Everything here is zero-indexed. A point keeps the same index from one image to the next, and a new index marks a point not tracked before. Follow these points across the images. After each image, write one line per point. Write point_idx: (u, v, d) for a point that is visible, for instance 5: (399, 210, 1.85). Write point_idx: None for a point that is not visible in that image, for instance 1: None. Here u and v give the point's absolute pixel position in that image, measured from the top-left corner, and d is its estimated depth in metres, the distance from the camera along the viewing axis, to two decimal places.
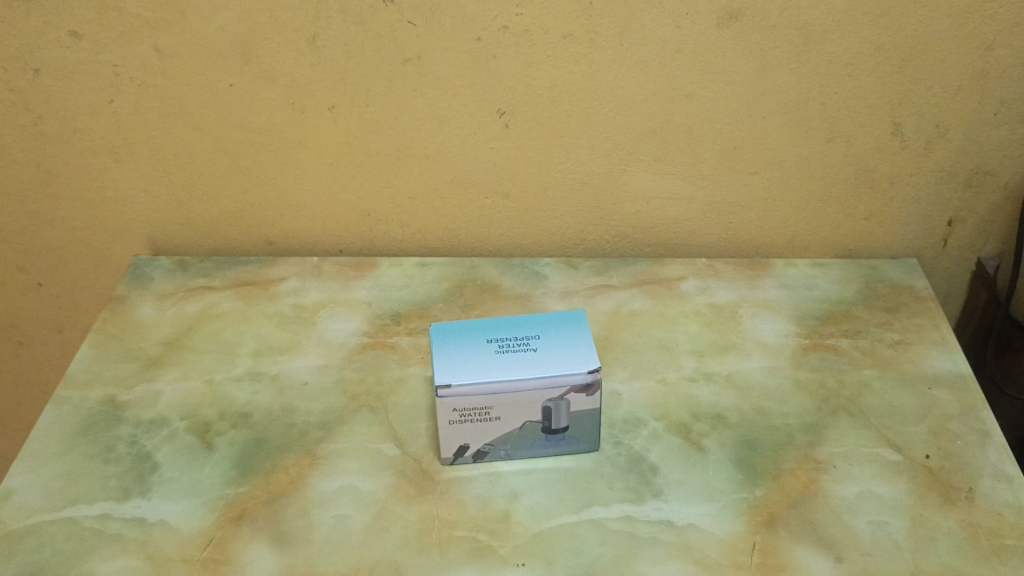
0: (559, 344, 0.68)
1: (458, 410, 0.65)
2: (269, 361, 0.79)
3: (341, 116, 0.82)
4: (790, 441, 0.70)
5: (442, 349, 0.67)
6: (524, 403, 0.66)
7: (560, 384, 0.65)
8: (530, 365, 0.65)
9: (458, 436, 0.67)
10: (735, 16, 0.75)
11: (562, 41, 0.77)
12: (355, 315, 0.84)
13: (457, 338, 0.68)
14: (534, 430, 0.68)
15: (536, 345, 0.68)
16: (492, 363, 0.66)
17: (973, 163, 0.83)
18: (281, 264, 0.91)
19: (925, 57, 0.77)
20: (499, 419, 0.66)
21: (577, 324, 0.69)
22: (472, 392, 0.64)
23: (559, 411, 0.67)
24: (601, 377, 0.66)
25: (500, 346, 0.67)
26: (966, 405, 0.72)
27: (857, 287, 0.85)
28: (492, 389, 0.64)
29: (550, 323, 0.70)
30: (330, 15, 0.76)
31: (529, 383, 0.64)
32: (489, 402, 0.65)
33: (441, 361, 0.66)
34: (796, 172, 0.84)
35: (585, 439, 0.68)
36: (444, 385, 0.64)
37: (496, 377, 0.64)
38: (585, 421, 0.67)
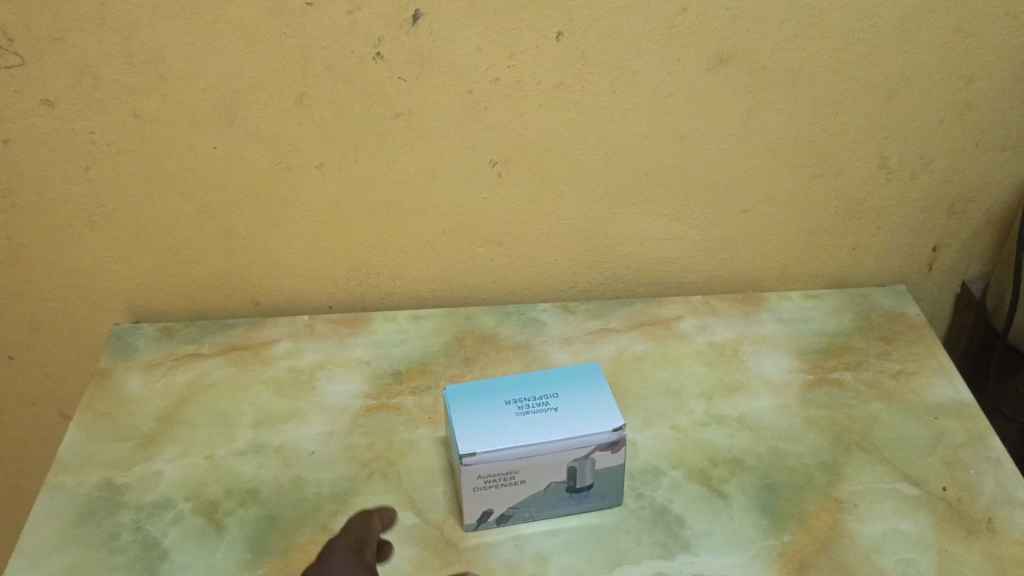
0: (579, 401, 0.67)
1: (483, 476, 0.64)
2: (271, 431, 0.76)
3: (330, 174, 0.80)
4: (810, 482, 0.70)
5: (461, 414, 0.65)
6: (549, 464, 0.64)
7: (585, 444, 0.64)
8: (553, 426, 0.64)
9: (481, 502, 0.65)
10: (725, 61, 0.75)
11: (554, 90, 0.76)
12: (354, 376, 0.82)
13: (473, 402, 0.67)
14: (559, 490, 0.66)
15: (556, 404, 0.66)
16: (513, 426, 0.64)
17: (956, 191, 0.85)
18: (271, 324, 0.88)
19: (910, 92, 0.78)
20: (524, 482, 0.65)
21: (594, 378, 0.69)
22: (496, 458, 0.63)
23: (584, 470, 0.66)
24: (625, 434, 0.65)
25: (519, 406, 0.66)
26: (972, 433, 0.74)
27: (852, 317, 0.87)
28: (517, 454, 0.63)
29: (566, 378, 0.69)
30: (317, 74, 0.74)
31: (555, 445, 0.63)
32: (515, 466, 0.64)
33: (461, 428, 0.64)
34: (786, 208, 0.85)
35: (608, 495, 0.68)
36: (467, 454, 0.62)
37: (520, 442, 0.63)
38: (610, 478, 0.67)
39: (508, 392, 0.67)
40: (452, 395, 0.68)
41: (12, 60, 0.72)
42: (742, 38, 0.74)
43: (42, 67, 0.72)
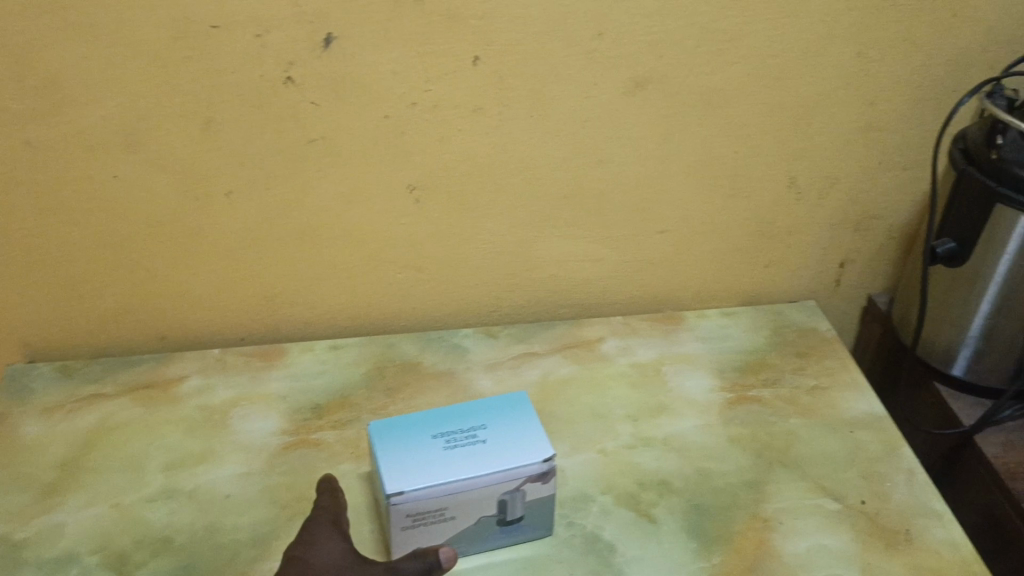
0: (507, 433, 0.65)
1: (411, 515, 0.61)
2: (183, 475, 0.72)
3: (240, 202, 0.77)
4: (736, 501, 0.71)
5: (388, 452, 0.63)
6: (479, 499, 0.63)
7: (516, 476, 0.63)
8: (483, 459, 0.62)
9: (410, 539, 0.63)
10: (642, 85, 0.76)
11: (472, 114, 0.75)
12: (271, 412, 0.78)
13: (398, 439, 0.64)
14: (489, 523, 0.65)
15: (484, 436, 0.65)
16: (441, 462, 0.62)
17: (862, 209, 0.88)
18: (180, 360, 0.84)
19: (817, 115, 0.80)
20: (453, 518, 0.63)
21: (522, 408, 0.67)
22: (425, 495, 0.60)
23: (514, 502, 0.64)
24: (556, 464, 0.64)
25: (445, 439, 0.64)
26: (887, 445, 0.76)
27: (767, 334, 0.89)
28: (447, 490, 0.61)
29: (493, 409, 0.67)
30: (225, 100, 0.71)
31: (485, 479, 0.61)
32: (445, 503, 0.62)
33: (386, 466, 0.62)
34: (702, 228, 0.87)
35: (539, 526, 0.67)
36: (395, 493, 0.59)
37: (449, 477, 0.61)
38: (541, 508, 0.66)
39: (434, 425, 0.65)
40: (375, 430, 0.65)
41: None
42: (657, 62, 0.75)
43: None
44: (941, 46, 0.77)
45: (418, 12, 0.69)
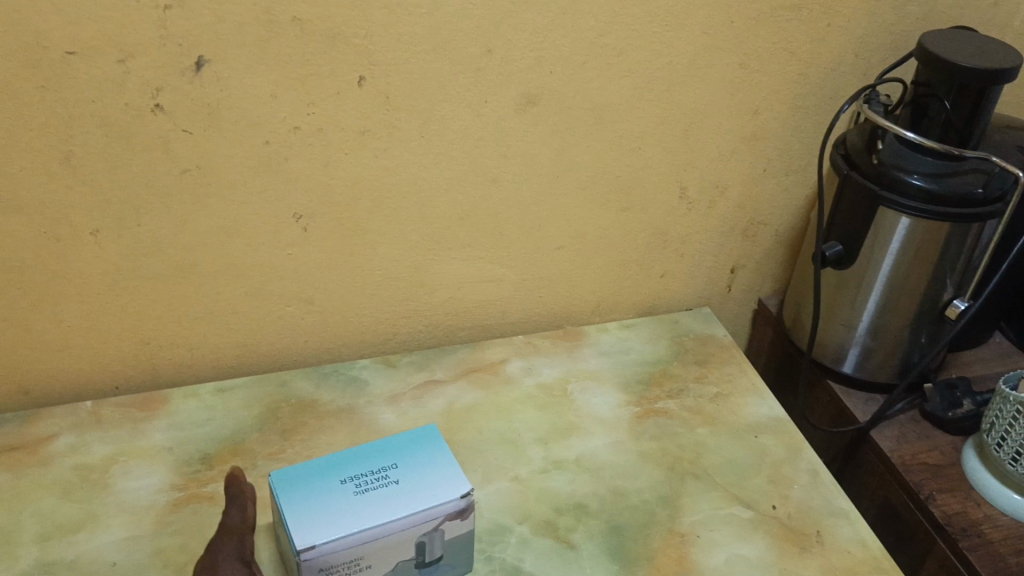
0: (421, 470, 0.62)
1: (324, 569, 0.57)
2: (60, 545, 0.65)
3: (109, 241, 0.71)
4: (652, 518, 0.70)
5: (294, 505, 0.58)
6: (396, 543, 0.59)
7: (434, 516, 0.60)
8: (397, 502, 0.59)
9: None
10: (532, 101, 0.74)
11: (360, 137, 0.72)
12: (157, 467, 0.72)
13: (303, 488, 0.60)
14: (408, 567, 0.62)
15: (396, 476, 0.61)
16: (353, 509, 0.58)
17: (749, 216, 0.90)
18: (48, 417, 0.76)
19: (705, 126, 0.81)
20: (369, 566, 0.59)
21: (433, 441, 0.64)
22: (339, 547, 0.56)
23: (434, 542, 0.61)
24: (474, 498, 0.61)
25: (354, 483, 0.60)
26: (790, 447, 0.78)
27: (666, 344, 0.89)
28: (362, 537, 0.57)
29: (402, 446, 0.64)
30: (86, 131, 0.65)
31: (402, 522, 0.58)
32: (360, 553, 0.58)
33: (293, 520, 0.57)
34: (597, 243, 0.86)
35: (461, 564, 0.64)
36: (307, 548, 0.55)
37: (363, 524, 0.57)
38: (460, 545, 0.63)
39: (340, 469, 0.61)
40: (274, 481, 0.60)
41: None
42: (547, 79, 0.73)
43: None
44: (818, 55, 0.79)
45: (297, 32, 0.65)
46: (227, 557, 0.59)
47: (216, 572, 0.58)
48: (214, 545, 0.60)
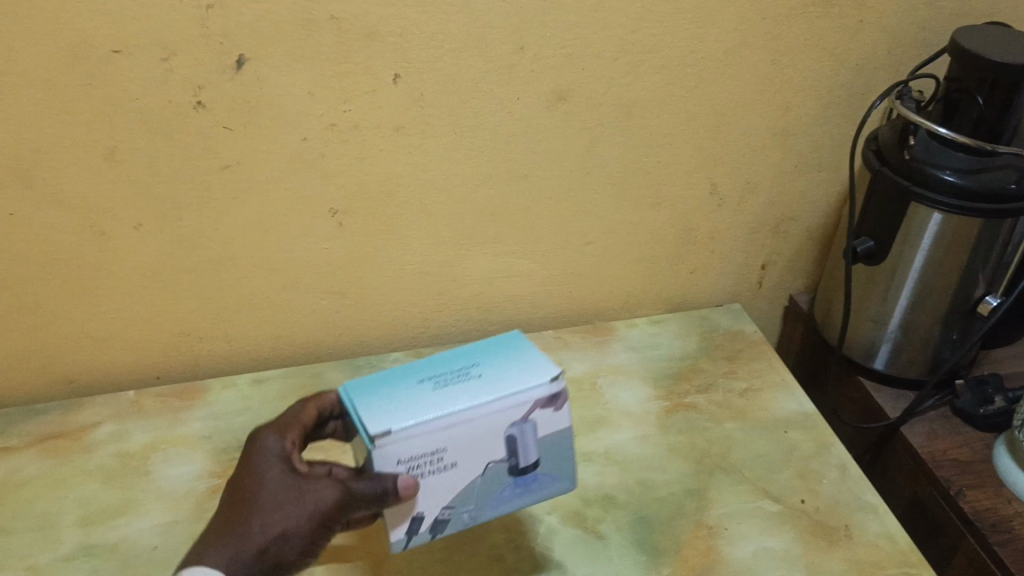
0: (504, 363, 0.55)
1: (404, 462, 0.50)
2: (102, 529, 0.67)
3: (151, 235, 0.73)
4: (680, 510, 0.71)
5: (364, 400, 0.52)
6: (484, 437, 0.51)
7: (524, 402, 0.52)
8: (480, 390, 0.52)
9: (405, 507, 0.51)
10: (563, 98, 0.75)
11: (393, 134, 0.73)
12: (195, 455, 0.74)
13: (372, 388, 0.53)
14: (501, 473, 0.53)
15: (478, 371, 0.54)
16: (430, 399, 0.51)
17: (779, 212, 0.90)
18: (90, 405, 0.79)
19: (735, 123, 0.82)
20: (455, 467, 0.52)
21: (511, 343, 0.58)
22: (417, 434, 0.49)
23: (528, 442, 0.53)
24: (564, 386, 0.54)
25: (428, 378, 0.54)
26: (819, 442, 0.78)
27: (696, 338, 0.90)
28: (442, 426, 0.50)
29: (484, 349, 0.57)
30: (130, 127, 0.67)
31: (487, 410, 0.51)
32: (442, 445, 0.50)
33: (363, 410, 0.50)
34: (626, 238, 0.87)
35: (562, 476, 0.56)
36: (381, 433, 0.48)
37: (445, 409, 0.50)
38: (555, 449, 0.55)
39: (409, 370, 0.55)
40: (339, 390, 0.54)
41: None
42: (577, 76, 0.74)
43: None
44: (849, 51, 0.79)
45: (333, 32, 0.66)
46: (268, 451, 0.54)
47: (252, 463, 0.53)
48: (260, 438, 0.55)
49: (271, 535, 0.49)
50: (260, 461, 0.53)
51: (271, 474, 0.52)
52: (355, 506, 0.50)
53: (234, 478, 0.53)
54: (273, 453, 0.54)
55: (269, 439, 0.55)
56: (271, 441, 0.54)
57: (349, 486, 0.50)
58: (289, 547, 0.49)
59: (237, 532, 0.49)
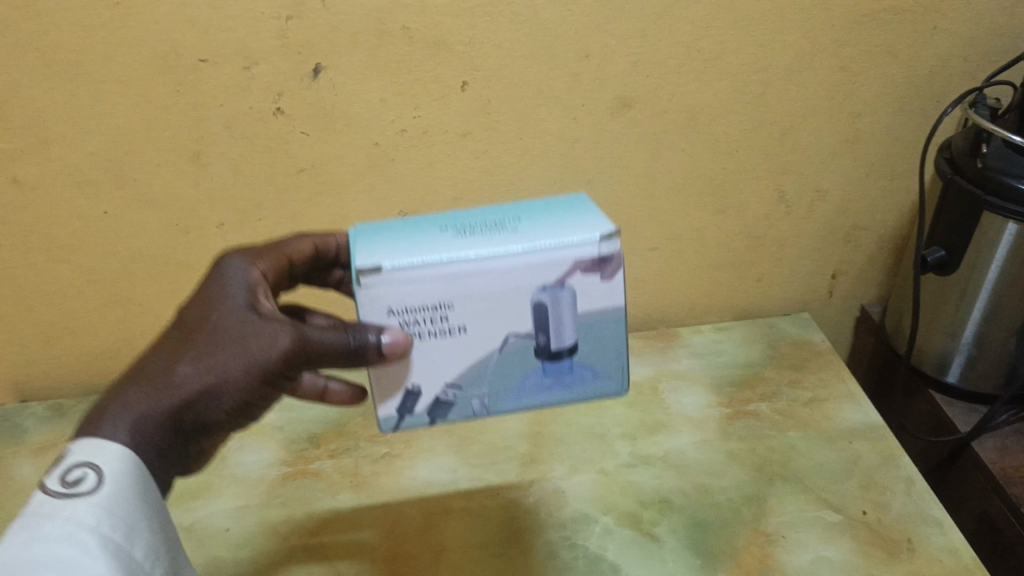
0: (548, 219, 0.51)
1: (395, 312, 0.48)
2: (180, 510, 0.71)
3: (232, 235, 0.78)
4: (737, 516, 0.70)
5: (375, 240, 0.50)
6: (502, 297, 0.48)
7: (554, 262, 0.48)
8: (504, 240, 0.48)
9: (396, 378, 0.50)
10: (628, 105, 0.76)
11: (461, 139, 0.76)
12: (268, 445, 0.78)
13: (392, 231, 0.51)
14: (528, 352, 0.50)
15: (517, 224, 0.51)
16: (440, 243, 0.48)
17: (850, 221, 0.89)
18: None
19: (803, 130, 0.81)
20: (465, 332, 0.49)
21: (585, 203, 0.54)
22: (415, 279, 0.47)
23: (561, 319, 0.49)
24: (620, 249, 0.48)
25: (459, 226, 0.51)
26: (885, 454, 0.76)
27: (761, 347, 0.91)
28: (446, 274, 0.47)
29: (540, 207, 0.53)
30: (214, 132, 0.71)
31: (507, 261, 0.47)
32: (445, 299, 0.48)
33: (366, 245, 0.49)
34: (692, 245, 0.88)
35: (603, 374, 0.52)
36: (369, 269, 0.47)
37: (452, 254, 0.47)
38: (598, 331, 0.51)
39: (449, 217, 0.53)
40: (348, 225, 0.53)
41: None
42: (642, 83, 0.75)
43: None
44: (923, 58, 0.78)
45: (404, 40, 0.69)
46: (233, 283, 0.53)
47: (215, 289, 0.53)
48: (229, 263, 0.55)
49: (209, 378, 0.49)
50: (213, 298, 0.52)
51: (224, 308, 0.51)
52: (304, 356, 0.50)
53: (194, 294, 0.53)
54: (227, 292, 0.53)
55: (227, 279, 0.54)
56: (228, 281, 0.54)
57: (303, 333, 0.50)
58: (225, 393, 0.49)
59: (167, 368, 0.49)
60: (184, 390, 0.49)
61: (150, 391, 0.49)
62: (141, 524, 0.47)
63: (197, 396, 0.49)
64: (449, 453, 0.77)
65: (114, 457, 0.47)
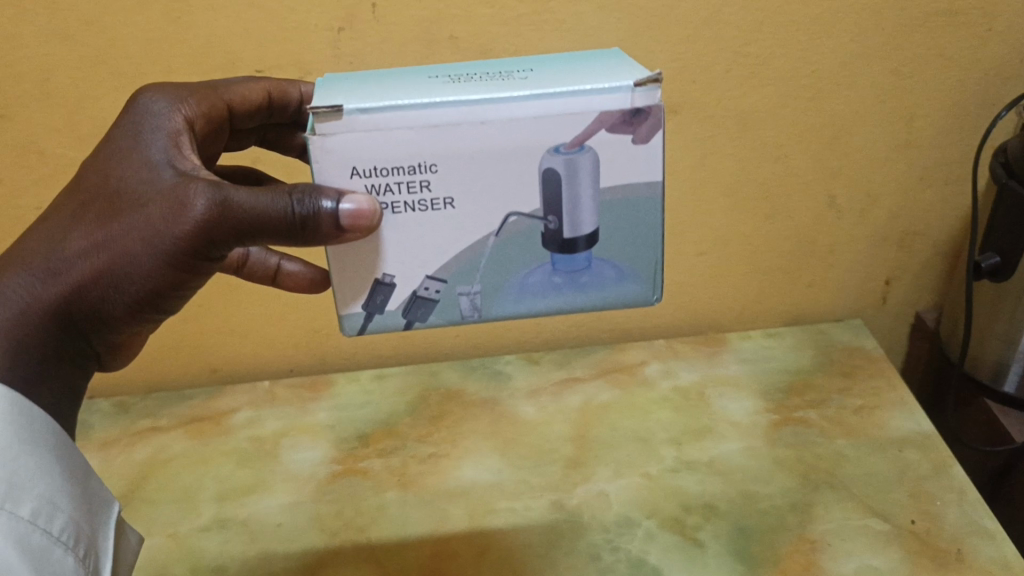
0: (561, 74, 0.49)
1: (361, 173, 0.46)
2: (234, 505, 0.74)
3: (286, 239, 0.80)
4: (782, 523, 0.70)
5: (354, 90, 0.48)
6: (500, 158, 0.46)
7: (564, 117, 0.46)
8: (506, 88, 0.47)
9: (370, 264, 0.50)
10: (674, 111, 0.76)
11: None
12: (319, 443, 0.81)
13: (378, 83, 0.50)
14: (534, 235, 0.49)
15: (526, 76, 0.49)
16: (424, 91, 0.47)
17: (905, 226, 0.87)
18: (231, 393, 0.88)
19: (854, 134, 0.80)
20: (452, 206, 0.47)
21: (621, 64, 0.51)
22: (388, 129, 0.45)
23: (575, 197, 0.48)
24: (658, 105, 0.46)
25: (462, 80, 0.49)
26: (936, 463, 0.75)
27: (811, 354, 0.90)
28: (429, 124, 0.45)
29: (557, 66, 0.51)
30: None
31: (508, 110, 0.45)
32: (426, 158, 0.46)
33: (343, 94, 0.48)
34: (740, 250, 0.87)
35: (628, 275, 0.52)
36: (333, 112, 0.45)
37: (439, 101, 0.45)
38: (616, 214, 0.49)
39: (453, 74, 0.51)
40: (327, 80, 0.51)
41: None
42: (688, 89, 0.75)
43: None
44: (978, 60, 0.77)
45: (452, 50, 0.71)
46: (148, 133, 0.52)
47: (127, 139, 0.52)
48: (144, 110, 0.54)
49: (103, 256, 0.49)
50: (125, 156, 0.51)
51: (131, 168, 0.50)
52: (222, 222, 0.47)
53: (113, 142, 0.53)
54: (154, 157, 0.51)
55: (145, 134, 0.52)
56: (159, 144, 0.51)
57: (220, 195, 0.47)
58: (118, 273, 0.49)
59: (62, 245, 0.50)
60: (77, 270, 0.49)
61: (47, 271, 0.49)
62: (19, 461, 0.48)
63: (98, 273, 0.49)
64: (495, 454, 0.78)
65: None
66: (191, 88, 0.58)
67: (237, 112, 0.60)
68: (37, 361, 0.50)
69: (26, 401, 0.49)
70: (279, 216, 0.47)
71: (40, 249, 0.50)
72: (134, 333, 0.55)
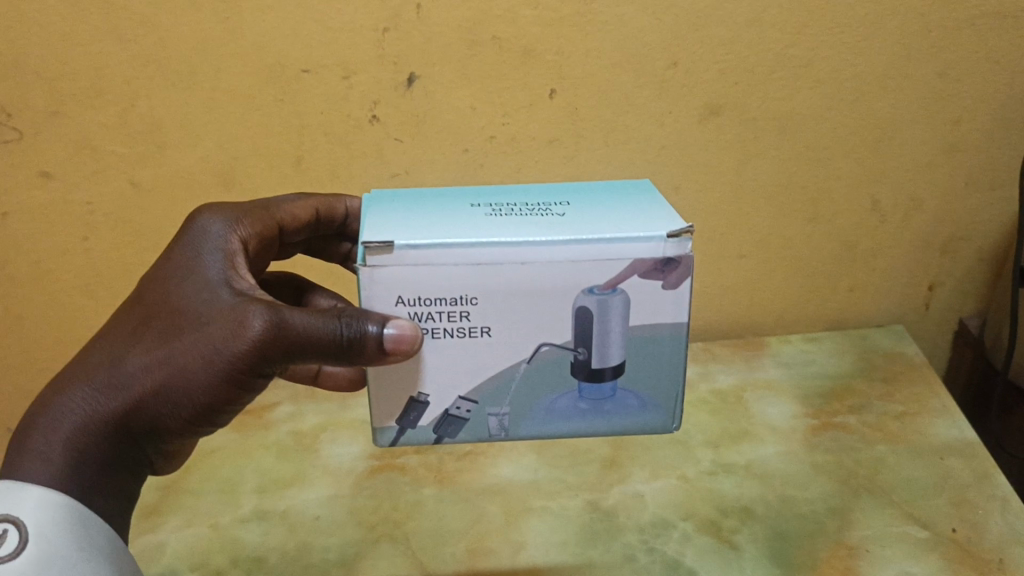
0: (598, 212, 0.49)
1: (406, 302, 0.45)
2: (274, 498, 0.75)
3: None
4: (820, 528, 0.69)
5: (398, 220, 0.48)
6: (539, 295, 0.45)
7: (603, 259, 0.45)
8: (545, 229, 0.46)
9: (403, 385, 0.48)
10: (716, 111, 0.76)
11: (548, 145, 0.77)
12: (358, 438, 0.82)
13: (420, 212, 0.50)
14: (564, 365, 0.48)
15: (562, 212, 0.49)
16: (467, 228, 0.46)
17: (949, 233, 0.86)
18: (273, 389, 0.90)
19: (898, 139, 0.79)
20: (488, 335, 0.46)
21: (653, 201, 0.51)
22: (432, 266, 0.45)
23: (607, 331, 0.47)
24: (688, 254, 0.45)
25: (501, 213, 0.49)
26: (978, 472, 0.74)
27: (852, 359, 0.89)
28: (471, 261, 0.45)
29: (592, 199, 0.52)
30: (315, 139, 0.75)
31: (548, 253, 0.45)
32: (468, 292, 0.45)
33: (388, 225, 0.47)
34: (780, 253, 0.87)
35: (651, 405, 0.50)
36: (380, 247, 0.44)
37: (482, 241, 0.45)
38: (646, 348, 0.48)
39: (492, 204, 0.51)
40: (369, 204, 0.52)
41: (11, 134, 0.74)
42: (731, 90, 0.75)
43: (40, 139, 0.74)
44: None
45: (495, 50, 0.71)
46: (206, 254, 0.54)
47: (184, 257, 0.54)
48: (198, 231, 0.56)
49: (161, 373, 0.49)
50: (183, 276, 0.53)
51: (190, 286, 0.52)
52: (276, 343, 0.47)
53: (173, 260, 0.54)
54: (212, 279, 0.52)
55: (204, 255, 0.54)
56: (216, 265, 0.53)
57: (277, 316, 0.48)
58: (173, 390, 0.49)
59: (120, 361, 0.50)
60: (133, 387, 0.50)
61: (104, 386, 0.50)
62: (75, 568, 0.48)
63: (151, 392, 0.49)
64: (531, 454, 0.79)
65: (30, 508, 0.47)
66: (247, 208, 0.61)
67: (286, 229, 0.64)
68: (89, 473, 0.50)
69: (85, 508, 0.49)
70: (332, 337, 0.46)
71: (98, 364, 0.51)
72: (177, 447, 0.55)
